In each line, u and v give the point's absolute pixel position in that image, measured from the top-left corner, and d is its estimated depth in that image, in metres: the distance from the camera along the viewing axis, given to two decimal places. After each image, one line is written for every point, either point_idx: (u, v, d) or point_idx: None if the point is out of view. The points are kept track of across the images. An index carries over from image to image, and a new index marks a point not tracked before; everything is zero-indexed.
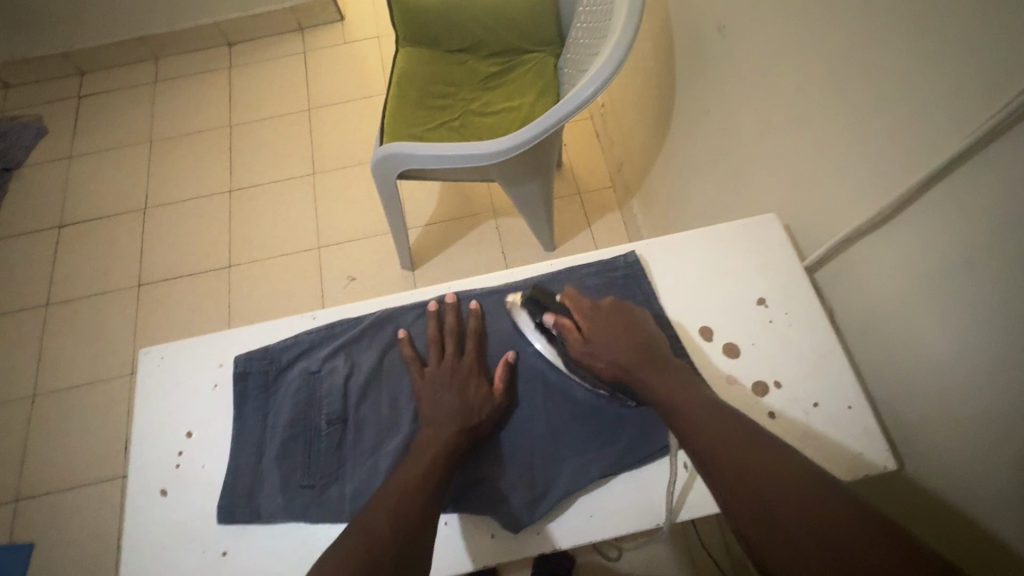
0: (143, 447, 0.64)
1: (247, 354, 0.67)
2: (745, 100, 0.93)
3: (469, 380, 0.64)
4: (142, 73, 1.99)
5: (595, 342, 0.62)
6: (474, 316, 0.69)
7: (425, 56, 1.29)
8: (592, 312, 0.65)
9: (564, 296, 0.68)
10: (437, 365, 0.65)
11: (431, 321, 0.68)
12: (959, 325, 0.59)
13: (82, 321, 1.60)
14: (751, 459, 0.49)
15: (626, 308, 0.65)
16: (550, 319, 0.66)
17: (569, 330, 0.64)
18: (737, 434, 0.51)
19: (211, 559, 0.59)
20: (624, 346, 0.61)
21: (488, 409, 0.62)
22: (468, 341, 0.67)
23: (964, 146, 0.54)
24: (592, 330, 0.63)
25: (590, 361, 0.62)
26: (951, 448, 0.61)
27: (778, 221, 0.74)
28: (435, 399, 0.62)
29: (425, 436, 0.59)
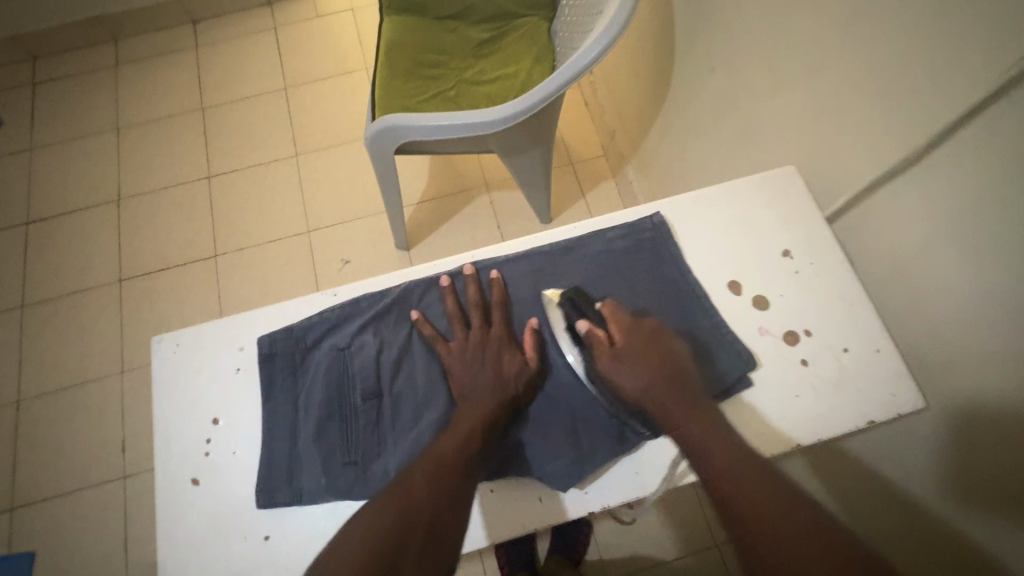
0: (169, 437, 0.61)
1: (270, 336, 0.64)
2: (750, 55, 0.92)
3: (503, 350, 0.63)
4: (101, 56, 1.87)
5: (623, 364, 0.59)
6: (497, 285, 0.67)
7: (412, 24, 1.24)
8: (632, 329, 0.62)
9: (604, 305, 0.63)
10: (467, 337, 0.64)
11: (449, 296, 0.66)
12: (980, 266, 0.60)
13: (62, 320, 1.53)
14: (779, 513, 0.48)
15: (663, 336, 0.62)
16: (584, 325, 0.61)
17: (602, 343, 0.61)
18: (764, 484, 0.50)
19: (255, 544, 0.58)
20: (656, 377, 0.58)
21: (525, 376, 0.61)
22: (496, 312, 0.66)
23: (990, 89, 0.54)
24: (626, 351, 0.60)
25: (615, 381, 0.59)
26: (973, 387, 0.63)
27: (797, 173, 0.74)
28: (470, 372, 0.61)
29: (465, 409, 0.58)
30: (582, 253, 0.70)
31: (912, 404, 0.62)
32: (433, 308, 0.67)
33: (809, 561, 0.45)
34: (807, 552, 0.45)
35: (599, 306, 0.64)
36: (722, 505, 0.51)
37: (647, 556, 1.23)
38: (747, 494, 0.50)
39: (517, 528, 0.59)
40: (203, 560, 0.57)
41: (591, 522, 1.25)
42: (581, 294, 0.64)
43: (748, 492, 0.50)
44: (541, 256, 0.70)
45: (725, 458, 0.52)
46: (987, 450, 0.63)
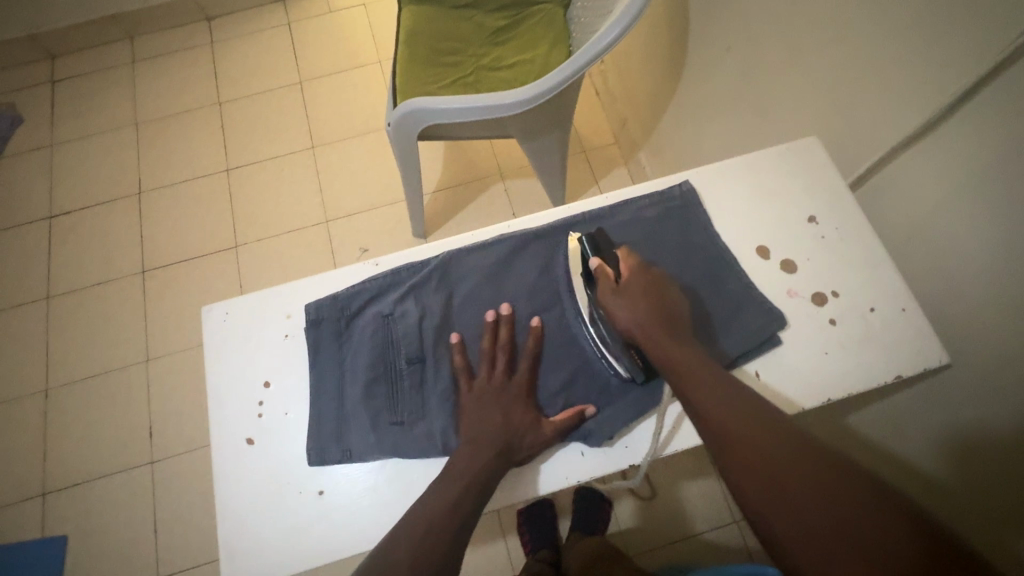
0: (222, 401, 0.64)
1: (317, 302, 0.66)
2: (763, 34, 0.94)
3: (517, 405, 0.61)
4: (118, 54, 1.90)
5: (622, 298, 0.62)
6: (532, 334, 0.65)
7: (429, 13, 1.26)
8: (639, 270, 0.64)
9: (621, 250, 0.67)
10: (490, 379, 0.63)
11: (487, 333, 0.65)
12: (995, 227, 0.61)
13: (87, 311, 1.56)
14: (772, 443, 0.49)
15: (667, 283, 0.64)
16: (594, 261, 0.65)
17: (607, 278, 0.64)
18: (764, 422, 0.51)
19: (309, 498, 0.61)
20: (650, 314, 0.60)
21: (530, 439, 0.59)
22: (523, 361, 0.64)
23: (1002, 56, 0.56)
24: (628, 286, 0.62)
25: (611, 313, 0.62)
26: (994, 345, 0.64)
27: (819, 143, 0.76)
28: (479, 418, 0.60)
29: (461, 456, 0.57)
30: (616, 220, 0.72)
31: (937, 359, 0.64)
32: (470, 334, 0.67)
33: (809, 490, 0.45)
34: (807, 481, 0.46)
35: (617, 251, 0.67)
36: (714, 438, 0.52)
37: (667, 530, 1.26)
38: (745, 429, 0.51)
39: (562, 480, 0.62)
40: (263, 516, 0.60)
41: (611, 498, 1.28)
42: (603, 236, 0.68)
43: (748, 429, 0.51)
44: (570, 225, 0.72)
45: (722, 394, 0.54)
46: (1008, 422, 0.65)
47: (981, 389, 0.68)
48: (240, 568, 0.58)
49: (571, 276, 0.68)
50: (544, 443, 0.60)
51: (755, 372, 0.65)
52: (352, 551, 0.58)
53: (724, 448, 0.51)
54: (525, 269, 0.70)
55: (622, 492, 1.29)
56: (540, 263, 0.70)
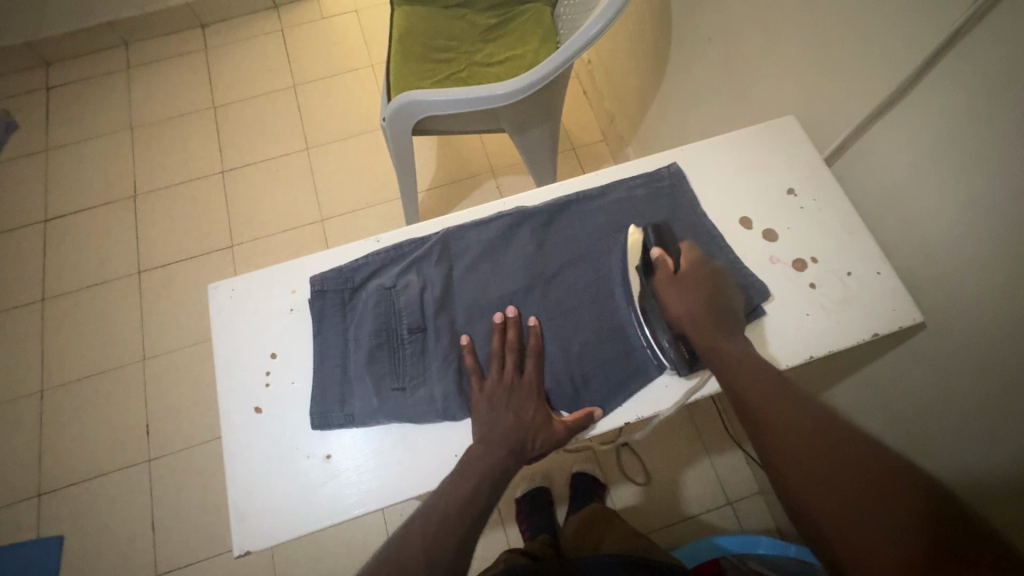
0: (231, 372, 0.66)
1: (321, 275, 0.69)
2: (741, 25, 0.98)
3: (529, 404, 0.62)
4: (114, 60, 1.92)
5: (679, 289, 0.64)
6: (535, 333, 0.66)
7: (421, 14, 1.31)
8: (699, 264, 0.66)
9: (683, 244, 0.69)
10: (499, 379, 0.63)
11: (495, 334, 0.66)
12: (961, 191, 0.65)
13: (83, 313, 1.56)
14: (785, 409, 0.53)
15: (720, 280, 0.66)
16: (656, 249, 0.67)
17: (667, 268, 0.66)
18: (802, 417, 0.52)
19: (317, 463, 0.62)
20: (703, 304, 0.63)
21: (542, 438, 0.61)
22: (531, 360, 0.65)
23: (956, 29, 0.60)
24: (687, 277, 0.65)
25: (666, 300, 0.64)
26: (965, 304, 0.68)
27: (796, 122, 0.81)
28: (492, 416, 0.61)
29: (475, 451, 0.59)
30: (604, 200, 0.75)
31: (910, 318, 0.68)
32: (471, 313, 0.68)
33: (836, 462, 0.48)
34: (840, 468, 0.48)
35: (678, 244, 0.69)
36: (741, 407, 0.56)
37: (662, 514, 1.28)
38: (780, 415, 0.53)
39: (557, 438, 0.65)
40: (273, 479, 0.62)
41: (608, 483, 1.31)
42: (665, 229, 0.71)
43: (781, 416, 0.53)
44: (561, 204, 0.75)
45: (757, 378, 0.57)
46: (994, 376, 0.67)
47: (958, 348, 0.71)
48: (251, 530, 0.60)
49: (627, 263, 0.70)
50: (557, 440, 0.61)
51: (743, 335, 0.68)
52: (359, 513, 0.60)
53: (760, 434, 0.53)
54: (524, 244, 0.72)
55: (618, 477, 1.31)
56: (537, 239, 0.72)
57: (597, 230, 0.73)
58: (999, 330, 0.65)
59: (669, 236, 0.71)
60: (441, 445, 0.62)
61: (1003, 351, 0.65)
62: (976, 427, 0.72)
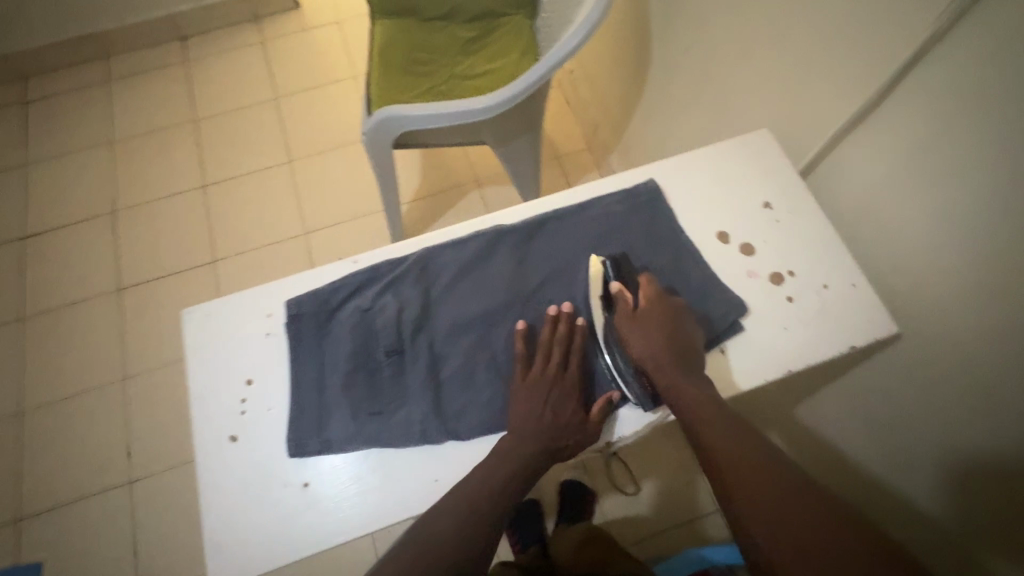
0: (206, 400, 0.65)
1: (297, 298, 0.68)
2: (718, 37, 0.99)
3: (567, 401, 0.62)
4: (92, 73, 1.90)
5: (639, 327, 0.64)
6: (579, 331, 0.66)
7: (401, 27, 1.30)
8: (657, 299, 0.66)
9: (643, 276, 0.69)
10: (542, 372, 0.63)
11: (545, 327, 0.66)
12: (932, 202, 0.66)
13: (62, 332, 1.53)
14: (736, 456, 0.54)
15: (681, 312, 0.66)
16: (615, 285, 0.67)
17: (625, 304, 0.66)
18: (751, 461, 0.53)
19: (293, 491, 0.61)
20: (661, 341, 0.63)
21: (577, 437, 0.61)
22: (574, 357, 0.65)
23: (922, 44, 0.61)
24: (644, 314, 0.65)
25: (625, 338, 0.64)
26: (939, 315, 0.69)
27: (771, 136, 0.82)
28: (528, 411, 0.61)
29: (507, 444, 0.60)
30: (581, 217, 0.75)
31: (886, 330, 0.68)
32: (451, 332, 0.68)
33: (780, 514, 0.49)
34: (784, 525, 0.48)
35: (639, 277, 0.69)
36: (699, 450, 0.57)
37: (651, 524, 1.28)
38: (747, 473, 0.53)
39: None
40: (248, 508, 0.61)
41: (596, 494, 1.30)
42: (626, 260, 0.71)
43: (749, 474, 0.52)
44: (540, 220, 0.75)
45: (720, 425, 0.57)
46: (971, 382, 0.67)
47: (932, 360, 0.72)
48: (225, 562, 0.59)
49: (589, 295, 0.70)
50: (589, 439, 0.61)
51: (722, 351, 0.68)
52: (336, 542, 0.59)
53: (716, 478, 0.55)
54: (503, 261, 0.72)
55: (607, 488, 1.31)
56: (517, 256, 0.72)
57: (575, 246, 0.73)
58: (973, 343, 0.66)
59: (632, 269, 0.71)
60: (420, 470, 0.62)
61: (976, 362, 0.66)
62: (954, 433, 0.72)
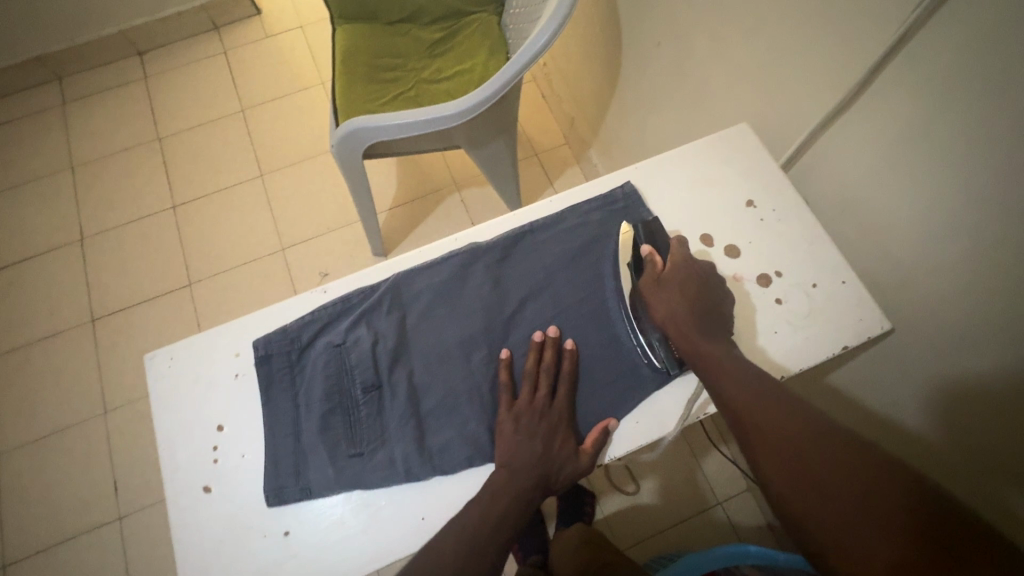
0: (176, 450, 0.62)
1: (265, 338, 0.65)
2: (690, 26, 0.96)
3: (558, 432, 0.60)
4: (48, 96, 1.82)
5: (664, 289, 0.63)
6: (569, 355, 0.64)
7: (363, 32, 1.25)
8: (686, 263, 0.65)
9: (675, 240, 0.67)
10: (531, 401, 0.61)
11: (532, 352, 0.64)
12: (920, 194, 0.64)
13: (36, 368, 1.48)
14: (755, 399, 0.53)
15: (710, 279, 0.64)
16: (645, 247, 0.66)
17: (654, 266, 0.64)
18: (776, 403, 0.52)
19: (274, 541, 0.59)
20: (688, 306, 0.61)
21: (571, 469, 0.59)
22: (564, 383, 0.63)
23: (900, 34, 0.59)
24: (673, 278, 0.63)
25: (650, 303, 0.63)
26: (932, 308, 0.67)
27: (750, 130, 0.79)
28: (519, 443, 0.59)
29: (498, 478, 0.57)
30: (558, 229, 0.72)
31: (879, 327, 0.66)
32: (429, 364, 0.65)
33: (802, 451, 0.48)
34: (804, 456, 0.47)
35: (668, 241, 0.68)
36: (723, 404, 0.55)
37: (654, 522, 1.26)
38: (789, 439, 0.49)
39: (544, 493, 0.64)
40: (227, 564, 0.58)
41: (597, 496, 1.28)
42: (657, 226, 0.69)
43: (797, 447, 0.48)
44: (515, 236, 0.72)
45: (752, 391, 0.54)
46: (965, 378, 0.66)
47: (927, 349, 0.70)
48: None
49: (618, 262, 0.69)
50: (583, 470, 0.59)
51: None
52: None
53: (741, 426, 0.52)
54: (479, 283, 0.68)
55: (607, 488, 1.29)
56: (493, 276, 0.69)
57: (554, 262, 0.70)
58: (967, 334, 0.63)
59: (663, 233, 0.69)
60: (402, 512, 0.59)
61: (973, 354, 0.63)
62: (949, 424, 0.70)
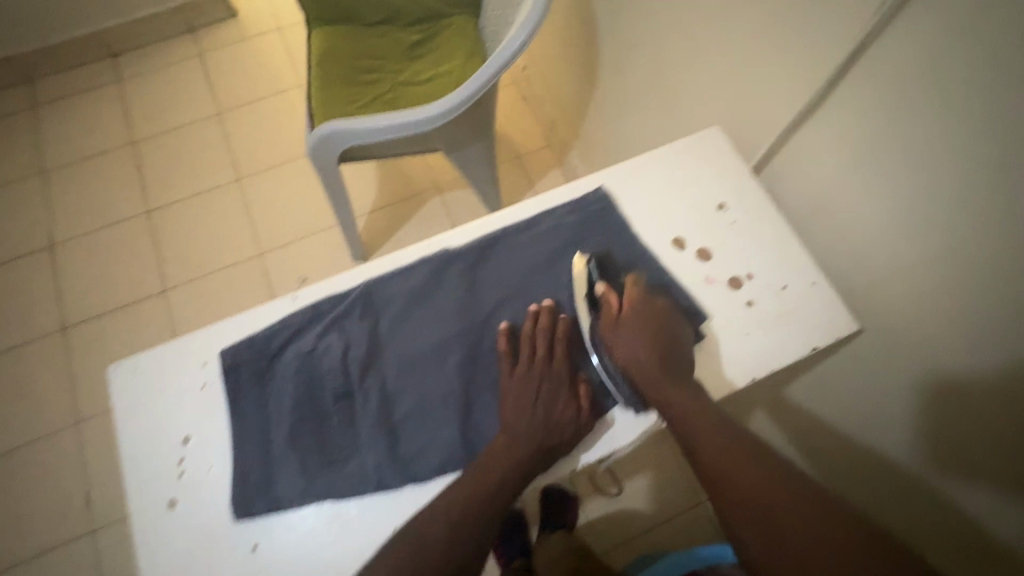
0: (139, 464, 0.60)
1: (233, 347, 0.64)
2: (665, 30, 0.96)
3: (560, 393, 0.60)
4: (17, 99, 1.78)
5: (623, 333, 0.62)
6: (565, 322, 0.65)
7: (340, 34, 1.24)
8: (642, 301, 0.64)
9: (629, 278, 0.67)
10: (530, 366, 0.62)
11: (529, 321, 0.65)
12: (886, 195, 0.65)
13: (5, 379, 1.44)
14: (733, 454, 0.52)
15: (667, 315, 0.64)
16: (601, 286, 0.65)
17: (610, 308, 0.64)
18: (752, 460, 0.51)
19: (242, 556, 0.57)
20: (647, 347, 0.61)
21: (573, 429, 0.59)
22: (561, 349, 0.63)
23: (863, 37, 0.60)
24: (630, 319, 0.62)
25: (611, 346, 0.62)
26: (900, 307, 0.68)
27: (721, 134, 0.80)
28: (521, 406, 0.59)
29: (501, 443, 0.58)
30: (532, 233, 0.72)
31: (848, 327, 0.67)
32: (402, 369, 0.64)
33: (787, 513, 0.47)
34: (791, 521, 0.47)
35: (623, 280, 0.68)
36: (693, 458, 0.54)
37: (636, 524, 1.26)
38: (772, 500, 0.48)
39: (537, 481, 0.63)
40: None
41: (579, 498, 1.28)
42: (608, 261, 0.69)
43: (780, 515, 0.47)
44: (490, 239, 0.71)
45: (722, 446, 0.53)
46: (930, 375, 0.67)
47: (892, 349, 0.71)
48: None
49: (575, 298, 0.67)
50: (585, 429, 0.60)
51: None
52: None
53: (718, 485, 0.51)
54: (454, 287, 0.68)
55: (590, 491, 1.29)
56: (467, 280, 0.69)
57: (529, 264, 0.70)
58: (931, 332, 0.65)
59: (616, 269, 0.69)
60: (375, 522, 0.58)
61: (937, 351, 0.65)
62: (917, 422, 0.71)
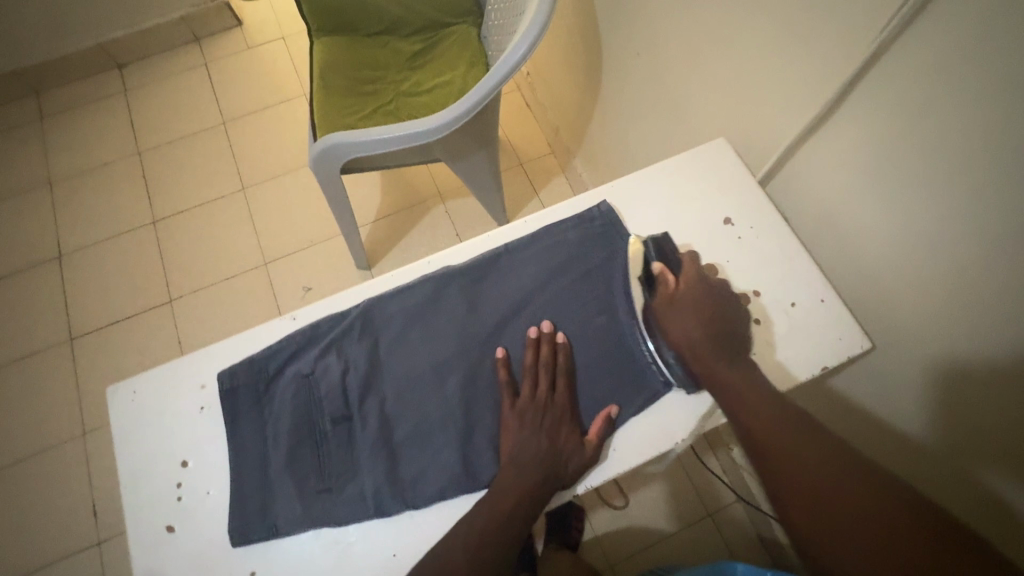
0: (137, 488, 0.60)
1: (230, 369, 0.63)
2: (668, 39, 0.95)
3: (561, 426, 0.60)
4: (25, 110, 1.79)
5: (678, 310, 0.62)
6: (563, 351, 0.64)
7: (341, 44, 1.24)
8: (698, 282, 0.65)
9: (688, 257, 0.67)
10: (531, 397, 0.61)
11: (529, 350, 0.64)
12: (896, 211, 0.63)
13: (13, 390, 1.45)
14: (782, 431, 0.53)
15: (724, 297, 0.64)
16: (657, 265, 0.66)
17: (667, 285, 0.64)
18: (803, 436, 0.52)
19: None
20: (702, 327, 0.61)
21: (576, 461, 0.58)
22: (562, 379, 0.62)
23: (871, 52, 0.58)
24: (685, 298, 0.63)
25: (665, 324, 0.62)
26: (910, 326, 0.66)
27: (727, 146, 0.78)
28: (524, 439, 0.58)
29: (505, 477, 0.57)
30: (534, 249, 0.71)
31: (858, 346, 0.65)
32: (401, 391, 0.63)
33: (834, 488, 0.48)
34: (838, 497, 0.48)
35: (681, 258, 0.68)
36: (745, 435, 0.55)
37: (642, 536, 1.25)
38: (820, 474, 0.49)
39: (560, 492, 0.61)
40: None
41: (585, 510, 1.27)
42: (666, 241, 0.69)
43: (830, 490, 0.48)
44: (490, 257, 0.70)
45: (775, 421, 0.54)
46: (942, 397, 0.64)
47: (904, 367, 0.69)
48: None
49: (628, 277, 0.68)
50: (589, 462, 0.59)
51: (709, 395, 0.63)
52: None
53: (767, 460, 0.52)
54: (454, 305, 0.67)
55: (596, 502, 1.27)
56: (468, 298, 0.68)
57: (531, 282, 0.69)
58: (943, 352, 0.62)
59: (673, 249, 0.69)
60: (375, 547, 0.57)
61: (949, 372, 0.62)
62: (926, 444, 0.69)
